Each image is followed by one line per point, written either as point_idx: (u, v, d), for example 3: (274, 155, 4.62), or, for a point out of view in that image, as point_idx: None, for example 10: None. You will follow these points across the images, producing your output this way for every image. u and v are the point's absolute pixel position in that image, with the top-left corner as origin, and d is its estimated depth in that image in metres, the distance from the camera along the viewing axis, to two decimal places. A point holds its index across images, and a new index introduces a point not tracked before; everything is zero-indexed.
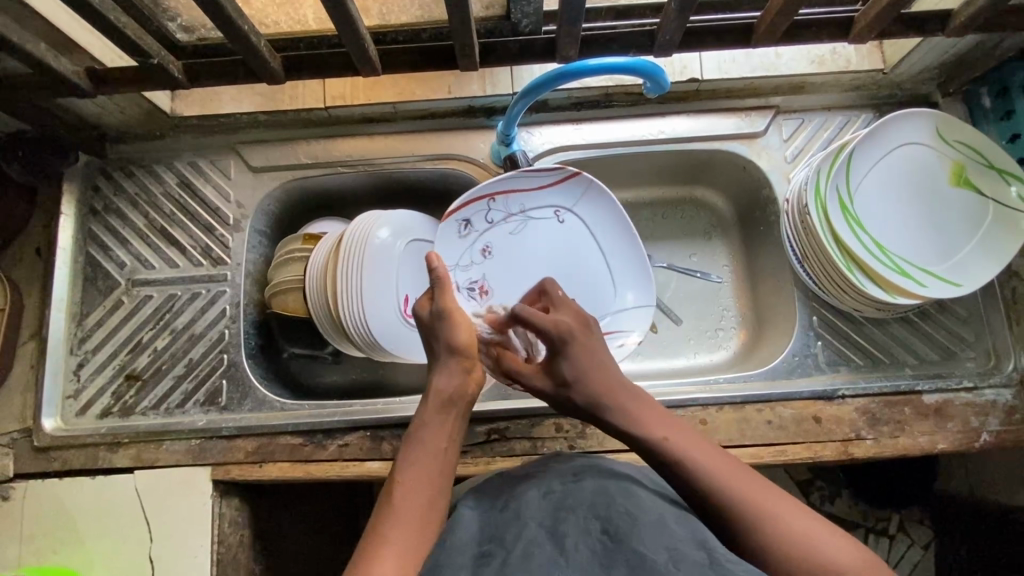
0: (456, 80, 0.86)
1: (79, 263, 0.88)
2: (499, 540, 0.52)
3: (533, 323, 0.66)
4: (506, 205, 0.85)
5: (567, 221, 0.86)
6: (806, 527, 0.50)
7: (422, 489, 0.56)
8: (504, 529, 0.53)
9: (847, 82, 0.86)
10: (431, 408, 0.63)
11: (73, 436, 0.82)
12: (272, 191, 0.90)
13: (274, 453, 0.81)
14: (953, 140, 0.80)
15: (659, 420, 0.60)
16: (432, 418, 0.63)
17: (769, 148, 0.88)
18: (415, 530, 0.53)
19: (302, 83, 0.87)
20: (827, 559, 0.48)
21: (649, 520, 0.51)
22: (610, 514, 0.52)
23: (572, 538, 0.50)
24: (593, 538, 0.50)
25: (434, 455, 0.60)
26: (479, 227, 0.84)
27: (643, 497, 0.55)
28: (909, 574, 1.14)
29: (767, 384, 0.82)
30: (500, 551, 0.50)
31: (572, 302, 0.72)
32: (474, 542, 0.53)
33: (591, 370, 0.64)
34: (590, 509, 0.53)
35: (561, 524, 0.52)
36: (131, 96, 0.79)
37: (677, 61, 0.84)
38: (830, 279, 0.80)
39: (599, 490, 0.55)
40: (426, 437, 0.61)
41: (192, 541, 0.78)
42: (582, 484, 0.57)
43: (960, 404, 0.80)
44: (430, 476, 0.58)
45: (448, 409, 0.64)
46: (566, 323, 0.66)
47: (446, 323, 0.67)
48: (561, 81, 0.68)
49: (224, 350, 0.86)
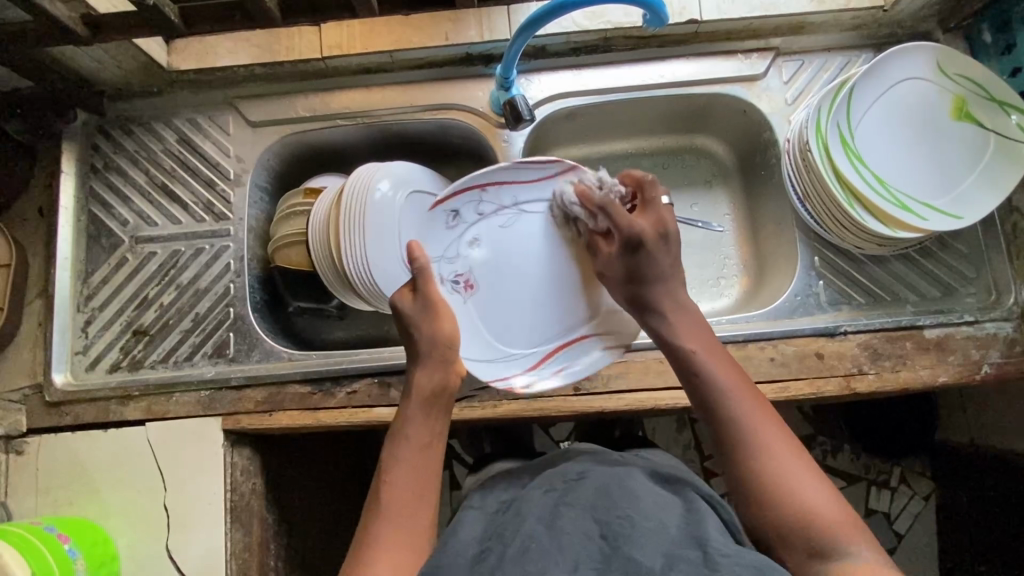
0: (453, 27, 0.85)
1: (82, 221, 0.88)
2: (498, 536, 0.59)
3: (618, 219, 0.72)
4: (509, 193, 0.77)
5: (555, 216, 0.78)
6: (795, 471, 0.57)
7: (412, 488, 0.61)
8: (504, 527, 0.60)
9: (847, 21, 0.86)
10: (415, 403, 0.65)
11: (83, 390, 0.83)
12: (271, 145, 0.89)
13: (284, 402, 0.82)
14: (954, 74, 0.80)
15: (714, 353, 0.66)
16: (417, 413, 0.65)
17: (770, 91, 0.87)
18: (407, 516, 0.60)
19: (298, 34, 0.86)
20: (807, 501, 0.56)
21: (648, 523, 0.55)
22: (608, 518, 0.57)
23: (569, 535, 0.56)
24: (591, 542, 0.56)
25: (420, 451, 0.63)
26: (468, 215, 0.77)
27: (642, 498, 0.59)
28: (910, 525, 1.15)
29: (769, 324, 0.82)
30: (499, 545, 0.58)
31: (664, 208, 0.74)
32: (478, 539, 0.60)
33: (659, 296, 0.71)
34: (590, 510, 0.58)
35: (560, 520, 0.58)
36: (126, 48, 0.79)
37: (676, 2, 0.84)
38: (832, 216, 0.81)
39: (599, 491, 0.60)
40: (411, 433, 0.64)
41: (206, 489, 0.79)
42: (585, 484, 0.63)
43: (961, 338, 0.80)
44: (419, 476, 0.62)
45: (434, 403, 0.66)
46: (642, 228, 0.71)
47: (428, 317, 0.68)
48: (562, 12, 0.67)
49: (229, 304, 0.86)
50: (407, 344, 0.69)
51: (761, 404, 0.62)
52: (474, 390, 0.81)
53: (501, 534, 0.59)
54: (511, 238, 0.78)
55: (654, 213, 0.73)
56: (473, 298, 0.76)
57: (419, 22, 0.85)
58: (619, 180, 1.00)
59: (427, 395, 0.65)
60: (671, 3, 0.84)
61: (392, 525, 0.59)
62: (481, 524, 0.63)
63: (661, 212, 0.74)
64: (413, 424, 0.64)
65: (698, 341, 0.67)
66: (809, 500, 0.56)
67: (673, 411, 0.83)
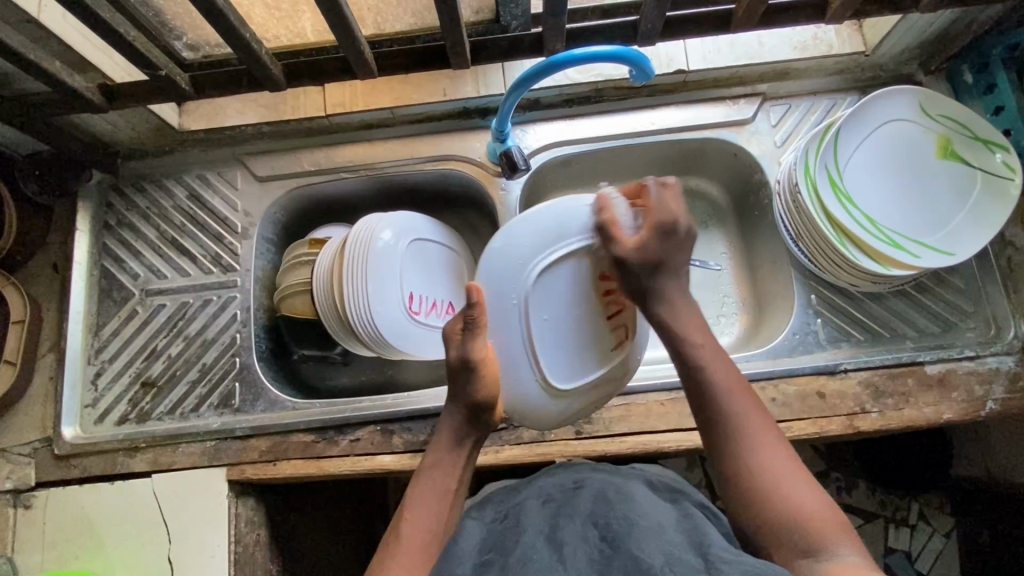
0: (450, 84, 0.89)
1: (94, 276, 0.91)
2: (499, 548, 0.59)
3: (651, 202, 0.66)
4: (512, 248, 0.64)
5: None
6: (787, 476, 0.58)
7: (427, 523, 0.62)
8: (505, 539, 0.60)
9: (831, 66, 0.89)
10: (442, 448, 0.67)
11: (91, 443, 0.84)
12: (278, 199, 0.92)
13: (288, 451, 0.82)
14: (937, 115, 0.83)
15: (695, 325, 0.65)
16: (442, 457, 0.66)
17: (758, 134, 0.89)
18: (417, 555, 0.59)
19: (303, 93, 0.90)
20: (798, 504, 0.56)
21: (646, 523, 0.56)
22: (607, 522, 0.57)
23: (570, 545, 0.56)
24: (591, 544, 0.56)
25: (440, 495, 0.64)
26: (519, 285, 0.63)
27: (640, 503, 0.60)
28: (932, 565, 1.10)
29: (770, 362, 0.83)
30: (501, 557, 0.57)
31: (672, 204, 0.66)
32: (477, 553, 0.60)
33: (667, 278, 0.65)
34: (589, 516, 0.60)
35: (560, 532, 0.58)
36: (139, 111, 0.83)
37: (664, 55, 0.87)
38: (825, 255, 0.82)
39: (598, 500, 0.61)
40: (431, 480, 0.65)
41: (210, 541, 0.79)
42: (582, 495, 0.63)
43: (963, 373, 0.80)
44: (435, 521, 0.62)
45: (458, 447, 0.67)
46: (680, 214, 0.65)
47: (471, 373, 0.64)
48: (549, 72, 0.71)
49: (236, 353, 0.88)
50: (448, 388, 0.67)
51: (754, 406, 0.62)
52: None
53: (502, 547, 0.59)
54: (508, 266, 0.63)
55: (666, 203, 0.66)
56: (498, 330, 0.65)
57: (417, 80, 0.89)
58: None
59: (457, 437, 0.67)
60: (658, 55, 0.87)
61: (406, 561, 0.59)
62: (479, 534, 0.63)
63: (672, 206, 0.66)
64: (433, 471, 0.66)
65: (701, 333, 0.65)
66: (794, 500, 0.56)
67: (677, 453, 0.82)
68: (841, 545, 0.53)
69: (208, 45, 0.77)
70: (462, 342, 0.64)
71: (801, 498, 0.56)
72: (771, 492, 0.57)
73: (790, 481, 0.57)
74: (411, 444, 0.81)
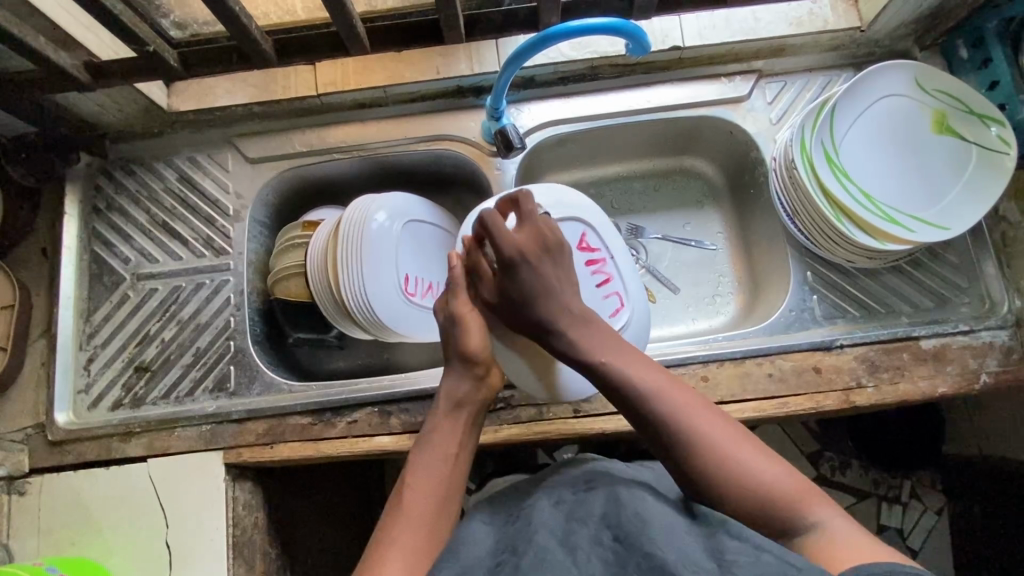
0: (443, 61, 0.88)
1: (85, 261, 0.89)
2: (512, 548, 0.56)
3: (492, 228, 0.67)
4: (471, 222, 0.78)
5: (597, 221, 0.78)
6: (746, 458, 0.57)
7: (431, 488, 0.61)
8: (518, 539, 0.57)
9: (827, 42, 0.88)
10: (442, 413, 0.67)
11: (85, 428, 0.84)
12: (270, 180, 0.91)
13: (285, 434, 0.82)
14: (933, 89, 0.82)
15: (613, 348, 0.65)
16: (443, 424, 0.67)
17: (754, 112, 0.89)
18: (421, 524, 0.59)
19: (294, 73, 0.89)
20: (766, 481, 0.56)
21: (660, 523, 0.55)
22: (621, 521, 0.56)
23: (584, 548, 0.54)
24: (605, 547, 0.54)
25: (442, 459, 0.64)
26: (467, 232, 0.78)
27: (651, 504, 0.58)
28: (924, 542, 1.11)
29: (766, 339, 0.83)
30: (514, 558, 0.54)
31: (540, 216, 0.71)
32: (490, 554, 0.57)
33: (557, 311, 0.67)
34: (602, 518, 0.57)
35: (574, 534, 0.56)
36: (126, 90, 0.81)
37: (659, 31, 0.86)
38: (822, 232, 0.82)
39: (609, 498, 0.60)
40: (436, 439, 0.65)
41: (208, 525, 0.79)
42: (594, 494, 0.61)
43: (957, 348, 0.80)
44: (439, 486, 0.62)
45: (459, 411, 0.68)
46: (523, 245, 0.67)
47: (458, 329, 0.69)
48: (543, 46, 0.70)
49: (230, 337, 0.87)
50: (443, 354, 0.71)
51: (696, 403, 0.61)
52: None
53: (515, 547, 0.56)
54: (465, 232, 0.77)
55: (531, 222, 0.70)
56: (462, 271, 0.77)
57: (409, 58, 0.88)
58: (611, 203, 1.02)
59: (452, 407, 0.68)
60: (654, 32, 0.86)
61: (410, 526, 0.59)
62: (491, 537, 0.60)
63: (540, 221, 0.71)
64: (440, 430, 0.66)
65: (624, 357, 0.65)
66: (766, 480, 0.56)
67: None
68: (821, 509, 0.54)
69: (196, 23, 0.76)
70: (445, 303, 0.72)
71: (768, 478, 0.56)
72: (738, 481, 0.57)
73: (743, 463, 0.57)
74: (409, 425, 0.81)
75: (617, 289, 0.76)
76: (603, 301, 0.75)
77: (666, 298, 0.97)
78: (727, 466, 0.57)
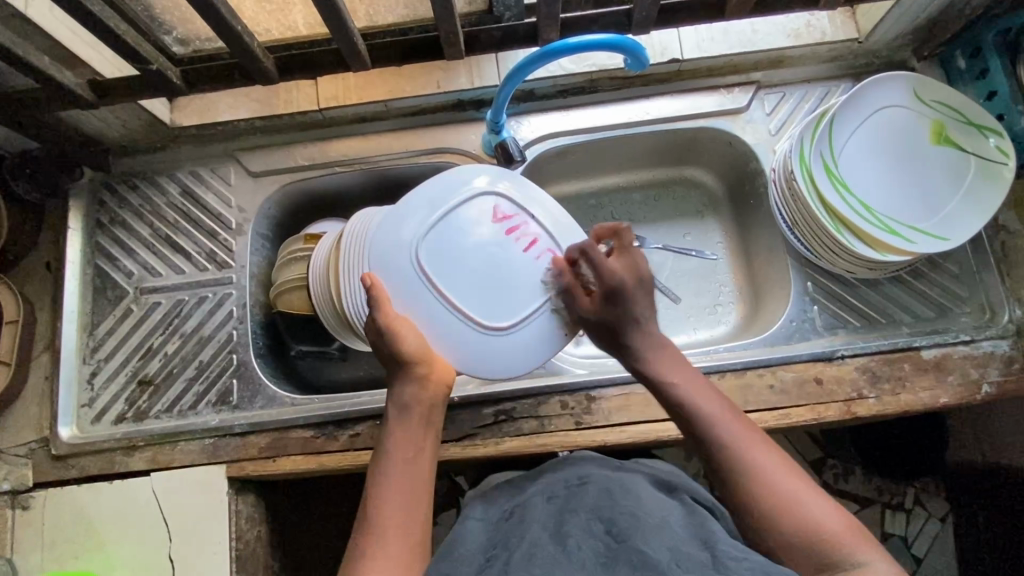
0: (444, 75, 0.89)
1: (88, 276, 0.90)
2: (503, 545, 0.58)
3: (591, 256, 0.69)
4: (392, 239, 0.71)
5: (511, 189, 0.74)
6: (794, 492, 0.57)
7: (402, 494, 0.60)
8: (510, 535, 0.59)
9: (825, 52, 0.88)
10: (395, 421, 0.66)
11: (88, 443, 0.84)
12: (272, 194, 0.92)
13: (287, 448, 0.82)
14: (931, 100, 0.83)
15: (675, 365, 0.68)
16: (397, 430, 0.65)
17: (753, 123, 0.89)
18: (398, 533, 0.58)
19: (295, 87, 0.90)
20: (817, 521, 0.55)
21: (651, 520, 0.56)
22: (612, 515, 0.56)
23: (577, 538, 0.54)
24: (597, 538, 0.54)
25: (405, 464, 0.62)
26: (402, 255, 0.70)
27: (643, 500, 0.59)
28: (928, 549, 1.11)
29: (767, 350, 0.83)
30: (505, 552, 0.56)
31: (639, 252, 0.71)
32: (482, 549, 0.59)
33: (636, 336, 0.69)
34: (594, 510, 0.58)
35: (566, 525, 0.57)
36: (129, 107, 0.82)
37: (658, 43, 0.87)
38: (822, 243, 0.82)
39: (602, 494, 0.60)
40: (392, 450, 0.63)
41: (211, 539, 0.79)
42: (588, 489, 0.62)
43: (958, 357, 0.80)
44: (412, 491, 0.61)
45: (409, 414, 0.66)
46: (619, 278, 0.69)
47: (389, 339, 0.67)
48: (542, 62, 0.70)
49: (232, 350, 0.88)
50: (384, 364, 0.69)
51: (746, 427, 0.62)
52: (476, 429, 0.82)
53: (507, 543, 0.58)
54: (391, 255, 0.71)
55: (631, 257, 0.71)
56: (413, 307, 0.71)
57: (411, 72, 0.89)
58: (612, 213, 1.02)
59: (400, 412, 0.66)
60: (654, 44, 0.87)
61: (387, 536, 0.58)
62: (483, 533, 0.62)
63: (638, 258, 0.71)
64: (393, 441, 0.64)
65: (680, 373, 0.67)
66: (812, 518, 0.55)
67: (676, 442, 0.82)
68: (866, 551, 0.53)
69: (199, 39, 0.75)
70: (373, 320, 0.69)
71: (815, 515, 0.55)
72: (785, 512, 0.56)
73: (795, 497, 0.56)
74: None
75: (545, 248, 0.73)
76: (537, 261, 0.73)
77: (667, 308, 0.97)
78: (768, 495, 0.57)
